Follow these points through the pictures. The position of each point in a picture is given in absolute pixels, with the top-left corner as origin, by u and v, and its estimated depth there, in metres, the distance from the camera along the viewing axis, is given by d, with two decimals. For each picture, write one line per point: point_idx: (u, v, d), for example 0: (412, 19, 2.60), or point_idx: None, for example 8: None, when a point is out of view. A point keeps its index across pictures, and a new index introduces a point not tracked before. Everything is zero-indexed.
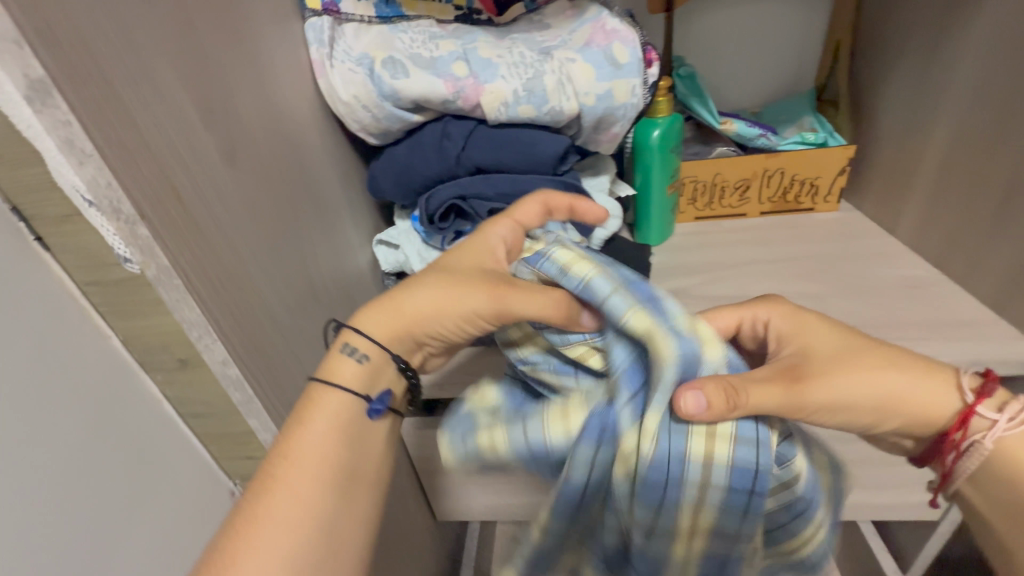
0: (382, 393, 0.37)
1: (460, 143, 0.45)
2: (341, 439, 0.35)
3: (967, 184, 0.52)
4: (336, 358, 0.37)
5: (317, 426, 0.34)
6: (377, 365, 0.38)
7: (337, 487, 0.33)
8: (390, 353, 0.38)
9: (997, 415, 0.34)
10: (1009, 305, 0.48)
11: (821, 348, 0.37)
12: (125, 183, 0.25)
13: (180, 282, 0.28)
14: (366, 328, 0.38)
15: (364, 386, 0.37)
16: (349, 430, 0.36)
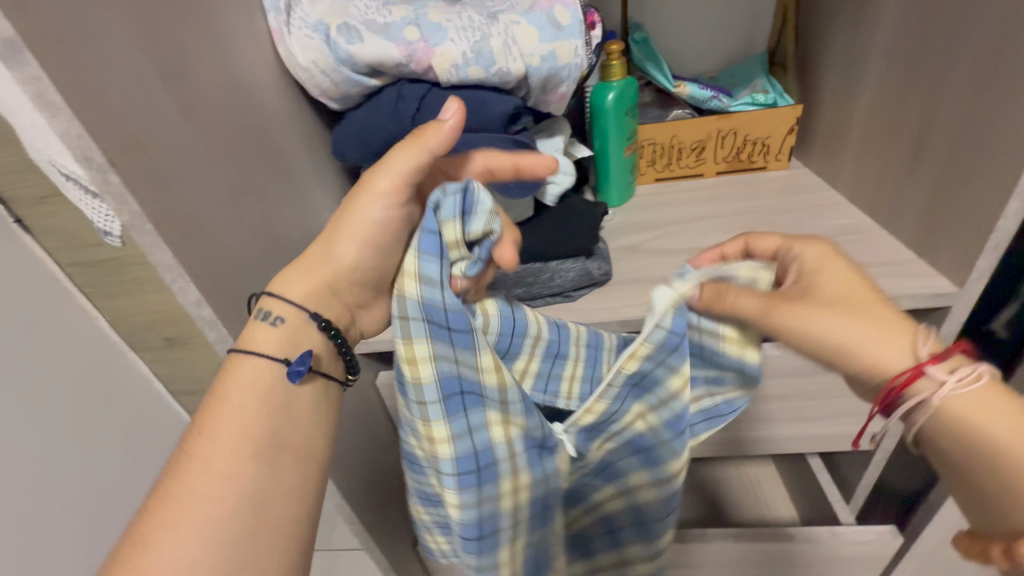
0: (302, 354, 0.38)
1: (414, 105, 0.47)
2: (264, 411, 0.37)
3: (892, 136, 0.57)
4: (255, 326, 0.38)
5: (239, 389, 0.37)
6: (295, 326, 0.39)
7: (262, 458, 0.36)
8: (309, 313, 0.40)
9: (948, 376, 0.34)
10: (922, 246, 0.53)
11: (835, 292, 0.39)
12: (94, 134, 0.28)
13: (150, 227, 0.31)
14: (285, 292, 0.39)
15: (279, 349, 0.38)
16: (269, 398, 0.37)
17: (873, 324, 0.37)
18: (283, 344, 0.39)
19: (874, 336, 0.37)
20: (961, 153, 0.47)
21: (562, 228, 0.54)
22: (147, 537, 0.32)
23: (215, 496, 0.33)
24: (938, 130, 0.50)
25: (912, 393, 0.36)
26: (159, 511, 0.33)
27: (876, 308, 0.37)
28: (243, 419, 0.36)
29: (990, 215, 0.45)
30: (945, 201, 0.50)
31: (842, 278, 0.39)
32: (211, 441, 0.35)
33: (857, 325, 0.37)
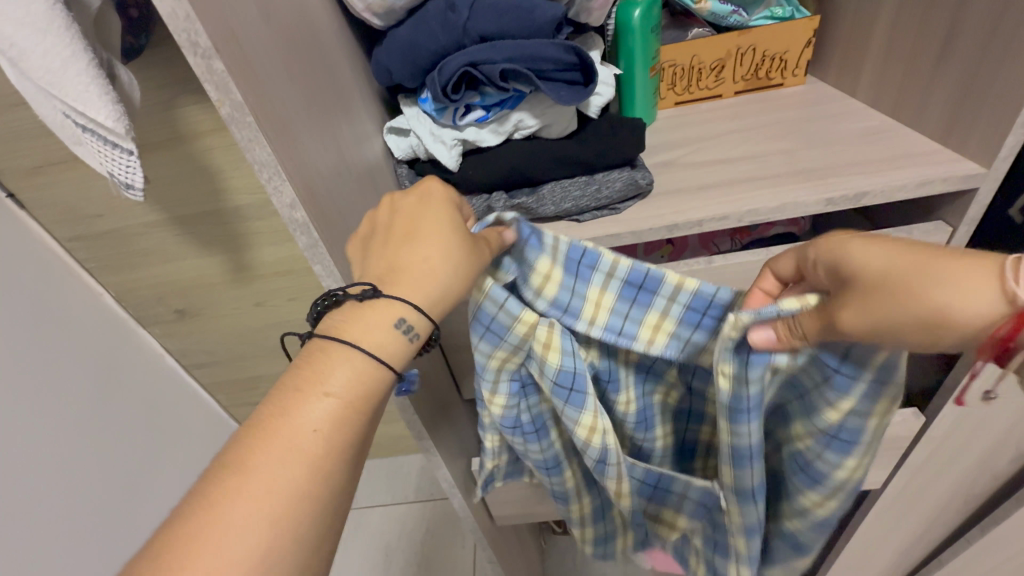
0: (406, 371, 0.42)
1: (465, 14, 0.47)
2: (348, 414, 0.38)
3: (915, 34, 0.59)
4: (357, 320, 0.40)
5: (327, 386, 0.38)
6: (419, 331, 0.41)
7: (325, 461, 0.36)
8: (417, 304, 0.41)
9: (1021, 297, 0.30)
10: (946, 137, 0.56)
11: (863, 268, 0.36)
12: (200, 16, 0.27)
13: (251, 120, 0.31)
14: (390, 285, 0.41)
15: (379, 350, 0.40)
16: (358, 402, 0.38)
17: (943, 285, 0.33)
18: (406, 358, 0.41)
19: (956, 305, 0.33)
20: (987, 38, 0.50)
21: (606, 140, 0.55)
22: (212, 512, 0.33)
23: (291, 474, 0.35)
24: (963, 19, 0.52)
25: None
26: (224, 491, 0.34)
27: (929, 275, 0.33)
28: (323, 423, 0.37)
29: (1017, 94, 0.48)
30: (971, 89, 0.53)
31: (886, 250, 0.36)
32: (291, 423, 0.36)
33: (935, 282, 0.33)
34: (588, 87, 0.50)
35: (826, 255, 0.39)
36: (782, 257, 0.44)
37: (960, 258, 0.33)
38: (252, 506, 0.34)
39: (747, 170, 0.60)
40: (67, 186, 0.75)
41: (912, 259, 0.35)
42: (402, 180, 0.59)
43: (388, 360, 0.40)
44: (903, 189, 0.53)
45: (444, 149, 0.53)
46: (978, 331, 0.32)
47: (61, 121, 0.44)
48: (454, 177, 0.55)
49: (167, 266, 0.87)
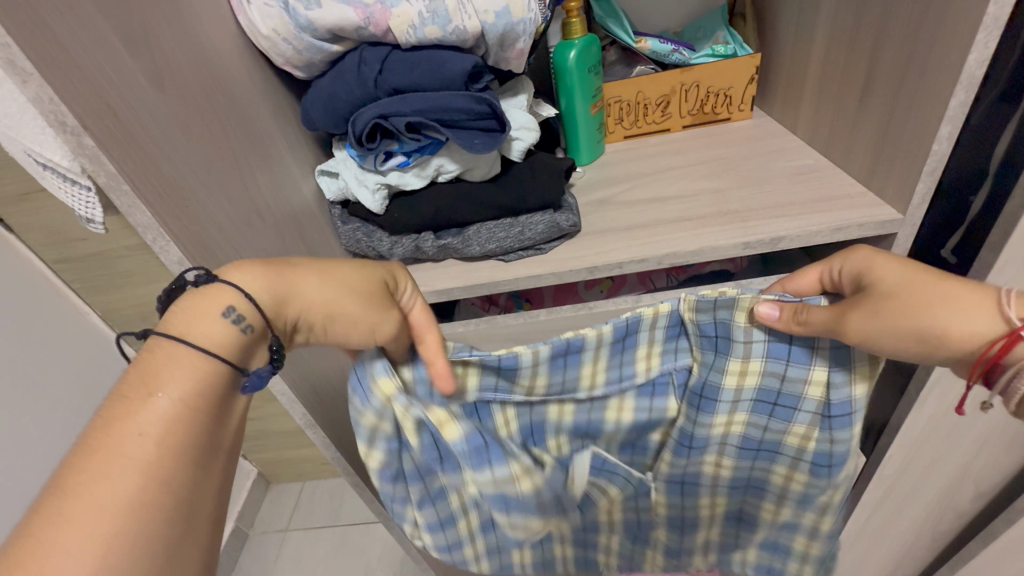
0: (261, 369, 0.37)
1: (377, 67, 0.49)
2: (197, 409, 0.34)
3: (842, 75, 0.59)
4: (211, 319, 0.37)
5: (173, 381, 0.34)
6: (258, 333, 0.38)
7: (181, 463, 0.33)
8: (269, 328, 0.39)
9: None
10: (871, 179, 0.56)
11: (901, 281, 0.39)
12: (65, 98, 0.30)
13: (128, 188, 0.33)
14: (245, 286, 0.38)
15: (241, 358, 0.38)
16: (205, 397, 0.35)
17: (951, 316, 0.38)
18: (245, 350, 0.38)
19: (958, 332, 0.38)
20: (899, 85, 0.51)
21: (529, 183, 0.57)
22: (42, 536, 0.28)
23: (124, 481, 0.30)
24: (879, 65, 0.53)
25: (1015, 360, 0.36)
26: (56, 514, 0.29)
27: (930, 301, 0.38)
28: (167, 419, 0.33)
29: (926, 142, 0.48)
30: (889, 133, 0.53)
31: (907, 271, 0.39)
32: (132, 429, 0.32)
33: (944, 315, 0.38)
34: (503, 133, 0.51)
35: (854, 267, 0.41)
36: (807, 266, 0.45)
37: (968, 291, 0.38)
38: (100, 518, 0.29)
39: (676, 210, 0.60)
40: (51, 211, 0.75)
41: (933, 281, 0.39)
42: (335, 220, 0.61)
43: (226, 353, 0.37)
44: (818, 233, 0.53)
45: (367, 193, 0.55)
46: (971, 351, 0.38)
47: (26, 159, 0.44)
48: (382, 219, 0.58)
49: (152, 287, 0.85)
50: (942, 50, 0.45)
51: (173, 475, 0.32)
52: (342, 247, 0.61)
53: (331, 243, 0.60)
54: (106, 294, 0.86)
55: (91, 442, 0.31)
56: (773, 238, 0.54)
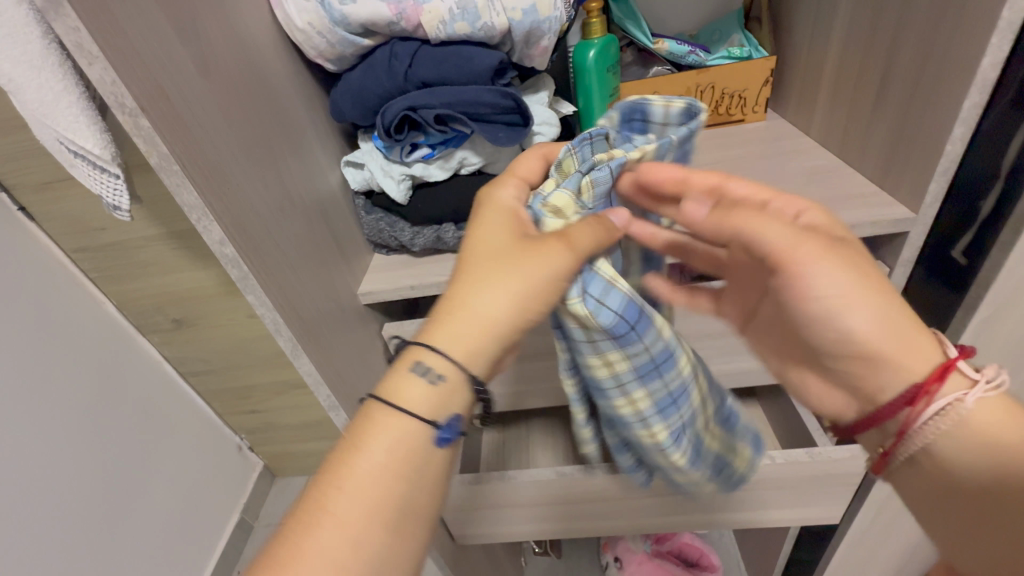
0: (449, 420, 0.41)
1: (406, 61, 0.51)
2: (407, 466, 0.39)
3: (856, 78, 0.61)
4: (405, 376, 0.40)
5: (379, 441, 0.39)
6: (452, 384, 0.40)
7: (389, 526, 0.38)
8: (467, 374, 0.41)
9: (978, 376, 0.39)
10: (884, 178, 0.58)
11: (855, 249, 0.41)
12: (126, 81, 0.31)
13: (177, 168, 0.35)
14: (441, 348, 0.40)
15: (432, 412, 0.40)
16: (411, 464, 0.39)
17: (891, 331, 0.40)
18: (438, 405, 0.40)
19: (892, 345, 0.40)
20: (914, 86, 0.52)
21: None
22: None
23: (349, 532, 0.36)
24: (895, 67, 0.54)
25: (944, 392, 0.40)
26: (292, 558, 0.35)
27: (863, 296, 0.39)
28: (380, 479, 0.38)
29: (939, 142, 0.50)
30: (903, 133, 0.54)
31: (851, 261, 0.39)
32: (351, 486, 0.37)
33: (869, 308, 0.39)
34: (526, 128, 0.53)
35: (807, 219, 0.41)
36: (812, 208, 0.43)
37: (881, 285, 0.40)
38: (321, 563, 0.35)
39: None
40: (75, 199, 0.76)
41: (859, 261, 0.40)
42: (359, 211, 0.62)
43: (430, 415, 0.40)
44: (831, 230, 0.54)
45: (393, 183, 0.56)
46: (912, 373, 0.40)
47: (54, 145, 0.45)
48: (405, 210, 0.59)
49: (165, 278, 0.86)
50: (958, 53, 0.46)
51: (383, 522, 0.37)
52: (364, 237, 0.63)
53: (355, 233, 0.61)
54: (121, 282, 0.87)
55: (314, 502, 0.37)
56: None
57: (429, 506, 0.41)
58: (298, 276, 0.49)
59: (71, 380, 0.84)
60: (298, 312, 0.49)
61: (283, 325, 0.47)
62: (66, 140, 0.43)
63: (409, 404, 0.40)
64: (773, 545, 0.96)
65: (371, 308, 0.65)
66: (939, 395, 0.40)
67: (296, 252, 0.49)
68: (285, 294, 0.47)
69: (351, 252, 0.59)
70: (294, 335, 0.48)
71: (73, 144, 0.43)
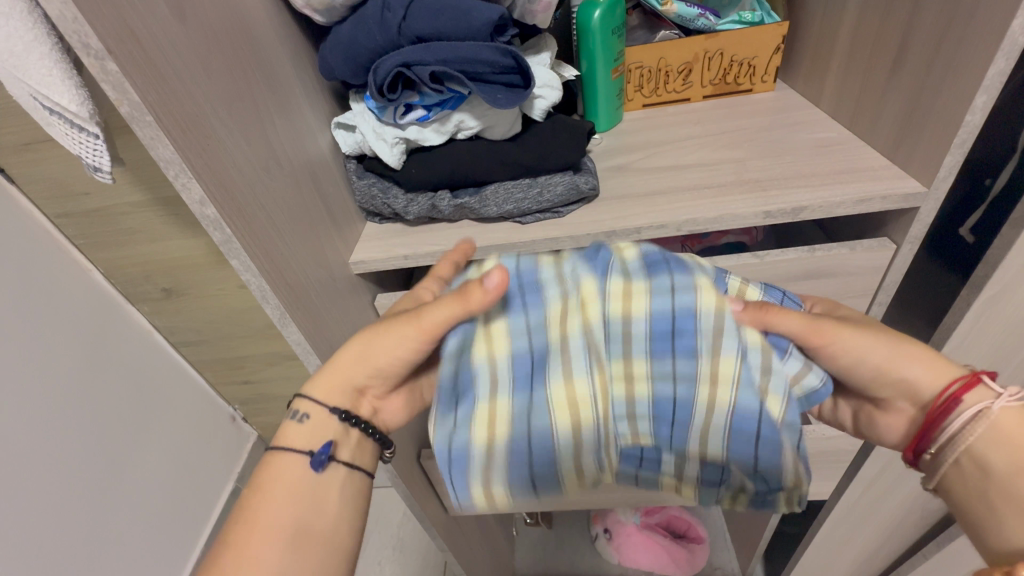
0: (323, 444, 0.45)
1: (401, 13, 0.48)
2: (295, 499, 0.43)
3: (872, 43, 0.58)
4: (285, 423, 0.45)
5: (273, 484, 0.43)
6: (318, 419, 0.45)
7: (286, 545, 0.41)
8: (330, 408, 0.46)
9: (1001, 390, 0.39)
10: (897, 152, 0.56)
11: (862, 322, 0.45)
12: (90, 19, 0.29)
13: (151, 119, 0.33)
14: (309, 392, 0.46)
15: (309, 443, 0.45)
16: (298, 489, 0.43)
17: (908, 359, 0.42)
18: (313, 436, 0.45)
19: (917, 377, 0.41)
20: (935, 52, 0.49)
21: (550, 143, 0.56)
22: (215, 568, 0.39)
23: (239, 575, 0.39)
24: (914, 33, 0.51)
25: (970, 403, 0.40)
26: (212, 562, 0.39)
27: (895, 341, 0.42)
28: (279, 503, 0.42)
29: (960, 112, 0.48)
30: (921, 103, 0.52)
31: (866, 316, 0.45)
32: (261, 501, 0.42)
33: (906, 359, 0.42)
34: (526, 89, 0.50)
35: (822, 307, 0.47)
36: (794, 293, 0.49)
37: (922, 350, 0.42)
38: None
39: (695, 179, 0.59)
40: (53, 162, 0.72)
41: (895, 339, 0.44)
42: (350, 175, 0.60)
43: (312, 443, 0.45)
44: (837, 204, 0.53)
45: (386, 147, 0.54)
46: (934, 391, 0.41)
47: (27, 103, 0.42)
48: (399, 174, 0.57)
49: (150, 246, 0.83)
50: (986, 15, 0.43)
51: (269, 562, 0.40)
52: (357, 204, 0.61)
53: (346, 198, 0.59)
54: (108, 249, 0.84)
55: (222, 542, 0.41)
56: (795, 208, 0.54)
57: (327, 524, 0.43)
58: (286, 241, 0.47)
59: (56, 348, 0.82)
60: (285, 280, 0.47)
61: (271, 292, 0.45)
62: (41, 97, 0.40)
63: (289, 442, 0.45)
64: (758, 522, 0.97)
65: (363, 277, 0.63)
66: (968, 406, 0.40)
67: (284, 218, 0.47)
68: (273, 259, 0.45)
69: (342, 219, 0.57)
70: (281, 303, 0.46)
71: (48, 102, 0.40)
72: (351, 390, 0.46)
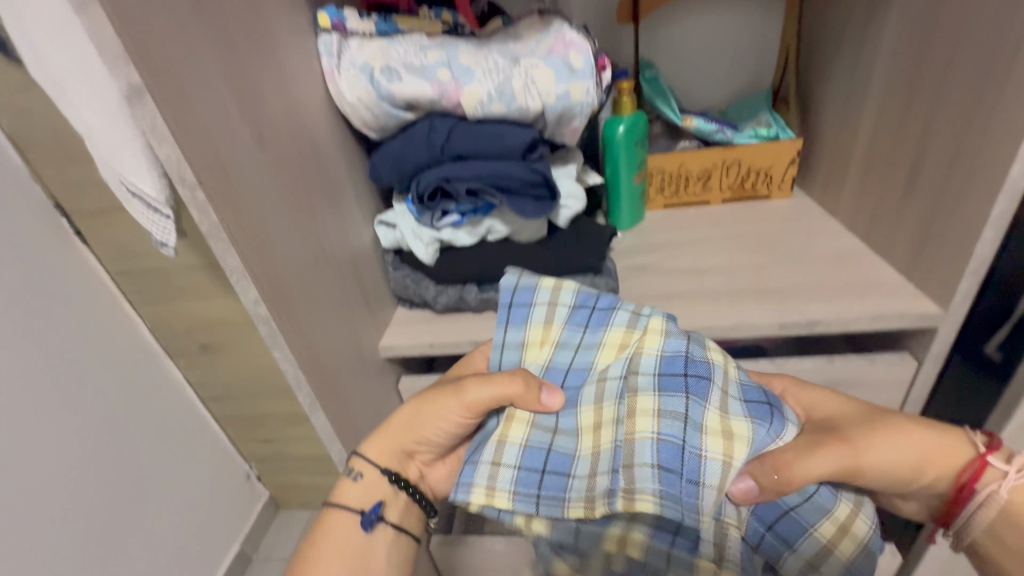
0: (374, 505, 0.50)
1: (444, 135, 0.54)
2: (345, 562, 0.47)
3: (884, 166, 0.61)
4: (343, 482, 0.51)
5: (329, 544, 0.48)
6: (370, 481, 0.50)
7: None
8: (382, 468, 0.51)
9: (1009, 466, 0.41)
10: (915, 271, 0.57)
11: (846, 411, 0.46)
12: (189, 159, 0.35)
13: (224, 235, 0.38)
14: (365, 453, 0.51)
15: (361, 501, 0.50)
16: (349, 551, 0.48)
17: (921, 444, 0.43)
18: (365, 495, 0.50)
19: (937, 475, 0.43)
20: (944, 182, 0.52)
21: (573, 247, 0.60)
22: None
23: None
24: (923, 163, 0.54)
25: (982, 487, 0.42)
26: None
27: (904, 437, 0.43)
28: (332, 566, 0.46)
29: (971, 242, 0.49)
30: (933, 227, 0.54)
31: (862, 409, 0.46)
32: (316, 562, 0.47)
33: (915, 444, 0.42)
34: (552, 201, 0.55)
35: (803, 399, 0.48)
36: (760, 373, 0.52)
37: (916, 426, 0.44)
38: None
39: (712, 284, 0.62)
40: None
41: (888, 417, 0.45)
42: (387, 265, 0.64)
43: (362, 503, 0.50)
44: (853, 320, 0.54)
45: (422, 246, 0.59)
46: (950, 476, 0.43)
47: None
48: (431, 269, 0.61)
49: None
50: (991, 158, 0.46)
51: None
52: (390, 291, 0.65)
53: (381, 286, 0.63)
54: (158, 308, 0.73)
55: None
56: (810, 321, 0.55)
57: None
58: (324, 330, 0.51)
59: None
60: (318, 366, 0.50)
61: (305, 380, 0.48)
62: None
63: (346, 500, 0.50)
64: None
65: (390, 359, 0.66)
66: (985, 487, 0.42)
67: (323, 310, 0.51)
68: (310, 349, 0.49)
69: (376, 305, 0.61)
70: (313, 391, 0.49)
71: None
72: (401, 453, 0.52)
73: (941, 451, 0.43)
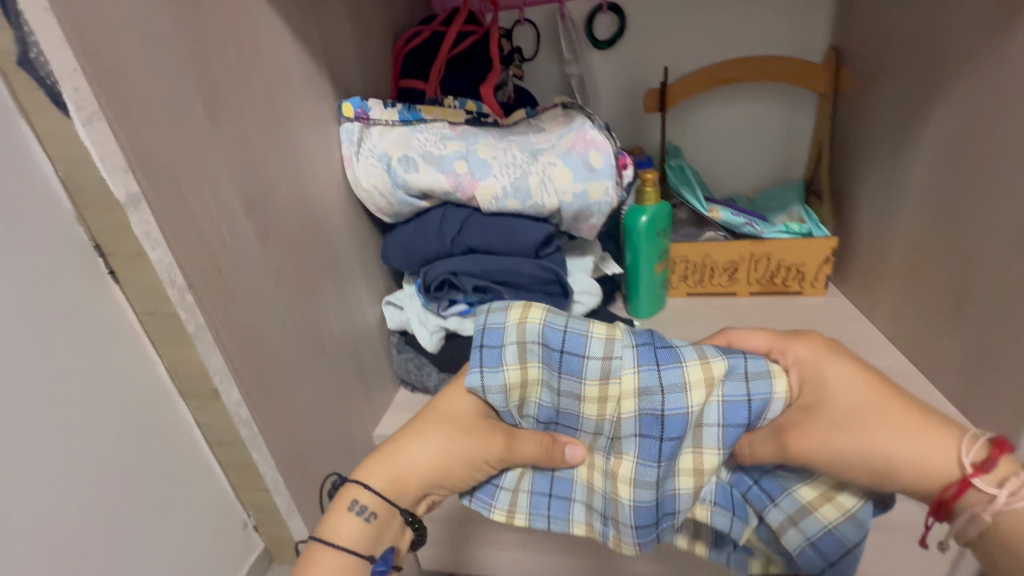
0: (386, 552, 0.40)
1: (456, 228, 0.53)
2: None
3: (925, 279, 0.56)
4: (342, 516, 0.39)
5: None
6: (382, 524, 0.40)
7: None
8: (397, 507, 0.41)
9: (998, 490, 0.32)
10: (969, 403, 0.51)
11: (839, 391, 0.38)
12: (183, 264, 0.34)
13: (212, 337, 0.37)
14: (370, 484, 0.40)
15: (370, 547, 0.39)
16: None
17: (900, 441, 0.35)
18: (372, 539, 0.40)
19: (908, 484, 0.35)
20: (997, 310, 0.47)
21: None
22: None
23: None
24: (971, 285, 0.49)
25: (962, 506, 0.33)
26: None
27: (885, 428, 0.35)
28: None
29: None
30: (987, 358, 0.48)
31: (855, 383, 0.38)
32: None
33: (889, 445, 0.35)
34: (564, 296, 0.54)
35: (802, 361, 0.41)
36: (755, 332, 0.45)
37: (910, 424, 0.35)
38: None
39: None
40: None
41: (880, 406, 0.36)
42: (391, 346, 0.62)
43: (366, 545, 0.39)
44: None
45: (426, 333, 0.57)
46: (931, 488, 0.34)
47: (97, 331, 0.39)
48: (434, 356, 0.59)
49: None
50: None
51: None
52: (393, 372, 0.63)
53: (384, 367, 0.61)
54: None
55: None
56: None
57: None
58: (313, 422, 0.49)
59: None
60: (302, 464, 0.48)
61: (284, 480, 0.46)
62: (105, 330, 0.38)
63: (340, 541, 0.39)
64: None
65: None
66: (965, 505, 0.33)
67: (315, 401, 0.49)
68: (293, 445, 0.46)
69: (376, 389, 0.59)
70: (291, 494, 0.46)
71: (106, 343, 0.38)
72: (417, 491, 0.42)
73: (927, 455, 0.34)
